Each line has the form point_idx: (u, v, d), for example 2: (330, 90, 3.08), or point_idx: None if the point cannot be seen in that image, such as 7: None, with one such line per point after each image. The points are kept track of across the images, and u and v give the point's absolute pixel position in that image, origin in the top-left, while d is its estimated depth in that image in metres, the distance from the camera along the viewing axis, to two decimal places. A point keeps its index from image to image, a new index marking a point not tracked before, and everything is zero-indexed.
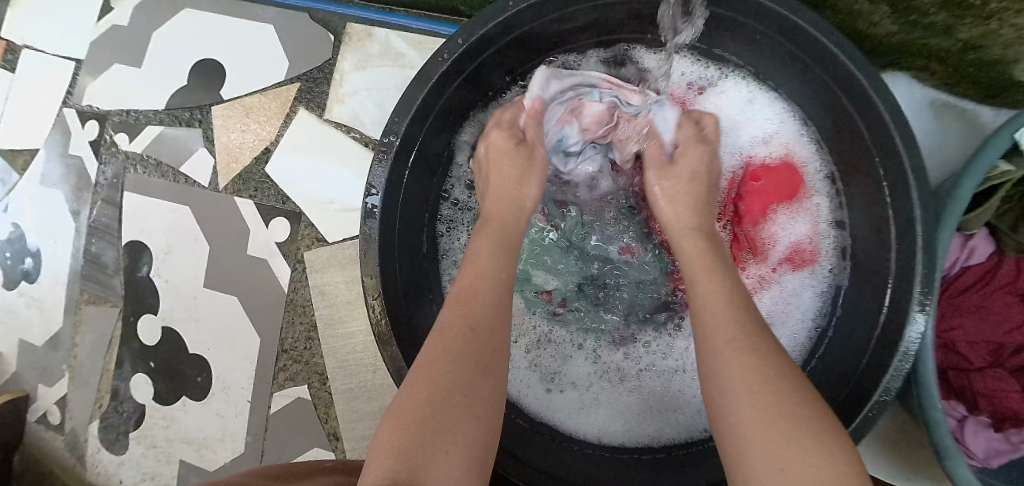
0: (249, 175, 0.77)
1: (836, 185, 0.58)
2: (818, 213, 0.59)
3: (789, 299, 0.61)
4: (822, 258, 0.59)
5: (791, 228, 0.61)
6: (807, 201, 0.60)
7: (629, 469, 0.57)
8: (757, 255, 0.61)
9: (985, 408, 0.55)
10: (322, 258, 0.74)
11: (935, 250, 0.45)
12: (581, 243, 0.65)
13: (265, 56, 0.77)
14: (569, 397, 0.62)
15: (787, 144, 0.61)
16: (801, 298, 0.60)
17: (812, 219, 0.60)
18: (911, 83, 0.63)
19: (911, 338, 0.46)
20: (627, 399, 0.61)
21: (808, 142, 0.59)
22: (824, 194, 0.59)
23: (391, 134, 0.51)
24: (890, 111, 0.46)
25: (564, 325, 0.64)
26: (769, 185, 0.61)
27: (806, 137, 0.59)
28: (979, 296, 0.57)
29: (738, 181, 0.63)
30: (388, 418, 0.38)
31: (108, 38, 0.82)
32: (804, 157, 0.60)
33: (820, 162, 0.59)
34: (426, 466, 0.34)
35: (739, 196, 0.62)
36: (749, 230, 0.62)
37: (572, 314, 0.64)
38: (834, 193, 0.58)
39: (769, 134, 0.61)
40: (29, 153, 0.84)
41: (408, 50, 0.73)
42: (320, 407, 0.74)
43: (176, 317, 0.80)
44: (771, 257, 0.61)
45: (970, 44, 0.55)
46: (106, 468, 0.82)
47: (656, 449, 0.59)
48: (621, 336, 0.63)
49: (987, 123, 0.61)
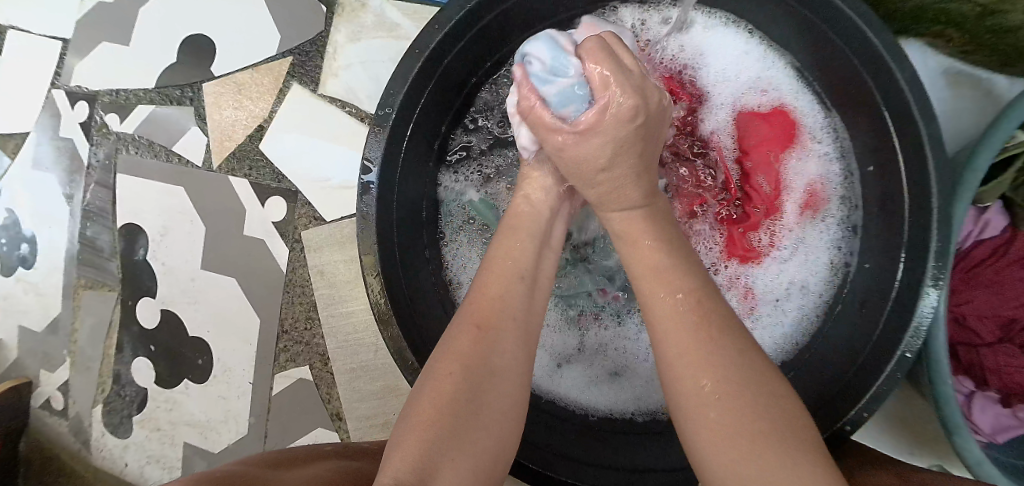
0: (243, 154, 0.75)
1: (837, 133, 0.56)
2: (820, 160, 0.57)
3: (803, 258, 0.58)
4: (830, 208, 0.57)
5: (795, 168, 0.58)
6: (809, 146, 0.58)
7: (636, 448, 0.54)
8: (773, 205, 0.59)
9: (994, 384, 0.54)
10: (319, 239, 0.73)
11: (951, 218, 0.43)
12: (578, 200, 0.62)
13: (255, 30, 0.75)
14: (576, 373, 0.60)
15: (780, 94, 0.58)
16: (813, 254, 0.58)
17: (817, 164, 0.57)
18: (924, 50, 0.60)
19: (923, 312, 0.44)
20: (634, 369, 0.60)
21: (807, 95, 0.57)
22: (823, 140, 0.57)
23: (386, 107, 0.49)
24: (907, 75, 0.44)
25: (558, 293, 0.62)
26: (771, 134, 0.58)
27: (805, 86, 0.57)
28: (992, 271, 0.55)
29: (738, 137, 0.60)
30: (399, 432, 0.37)
31: (94, 16, 0.79)
32: (799, 109, 0.58)
33: (821, 116, 0.57)
34: (442, 470, 0.34)
35: (744, 152, 0.60)
36: (766, 180, 0.59)
37: (564, 285, 0.62)
38: (834, 139, 0.56)
39: (766, 84, 0.59)
40: (21, 136, 0.82)
41: (402, 20, 0.71)
42: (322, 388, 0.74)
43: (175, 300, 0.79)
44: (788, 205, 0.58)
45: (989, 8, 0.53)
46: (112, 452, 0.82)
47: (669, 416, 0.57)
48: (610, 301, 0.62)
49: (1003, 94, 0.59)
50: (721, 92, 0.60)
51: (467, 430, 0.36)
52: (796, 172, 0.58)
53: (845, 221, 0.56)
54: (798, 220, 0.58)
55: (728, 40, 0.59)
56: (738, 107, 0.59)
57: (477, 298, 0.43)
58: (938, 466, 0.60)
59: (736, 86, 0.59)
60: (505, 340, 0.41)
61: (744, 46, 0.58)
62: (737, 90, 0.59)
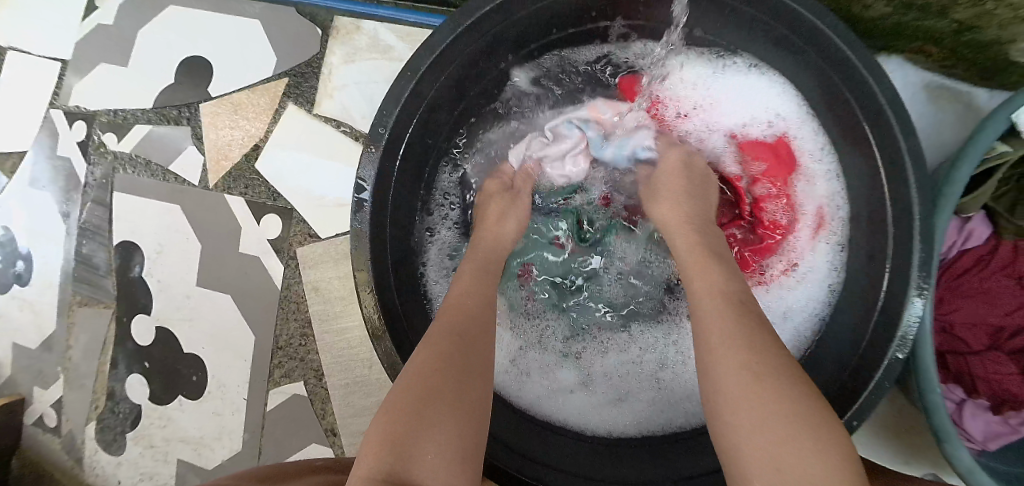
0: (239, 172, 0.76)
1: (832, 162, 0.57)
2: (825, 181, 0.58)
3: (806, 283, 0.59)
4: (828, 228, 0.58)
5: (800, 189, 0.59)
6: (806, 168, 0.59)
7: (640, 462, 0.55)
8: (780, 229, 0.61)
9: (984, 391, 0.56)
10: (314, 255, 0.74)
11: (930, 234, 0.45)
12: (574, 225, 0.65)
13: (251, 52, 0.76)
14: (578, 399, 0.61)
15: (778, 123, 0.60)
16: (816, 275, 0.59)
17: (813, 188, 0.59)
18: (904, 65, 0.63)
19: (909, 323, 0.46)
20: (637, 391, 0.60)
21: (802, 123, 0.58)
22: (820, 166, 0.58)
23: (380, 127, 0.50)
24: (884, 92, 0.46)
25: (556, 324, 0.64)
26: (768, 161, 0.60)
27: (796, 114, 0.59)
28: (978, 280, 0.56)
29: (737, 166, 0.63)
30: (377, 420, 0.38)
31: (94, 38, 0.81)
32: (800, 134, 0.59)
33: (817, 143, 0.58)
34: (413, 455, 0.35)
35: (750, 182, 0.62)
36: (772, 207, 0.61)
37: (561, 306, 0.64)
38: (829, 167, 0.57)
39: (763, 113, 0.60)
40: (19, 155, 0.83)
41: (396, 42, 0.72)
42: (317, 404, 0.74)
43: (170, 316, 0.79)
44: (794, 227, 0.60)
45: (965, 24, 0.55)
46: (104, 469, 0.82)
47: (667, 436, 0.57)
48: (604, 327, 0.64)
49: (982, 105, 0.61)
50: (726, 119, 0.62)
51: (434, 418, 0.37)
52: (802, 197, 0.60)
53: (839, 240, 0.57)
54: (804, 238, 0.59)
55: (729, 80, 0.61)
56: (739, 136, 0.62)
57: (450, 310, 0.46)
58: (932, 475, 0.62)
59: (735, 117, 0.62)
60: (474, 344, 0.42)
61: (745, 79, 0.60)
62: (737, 120, 0.62)
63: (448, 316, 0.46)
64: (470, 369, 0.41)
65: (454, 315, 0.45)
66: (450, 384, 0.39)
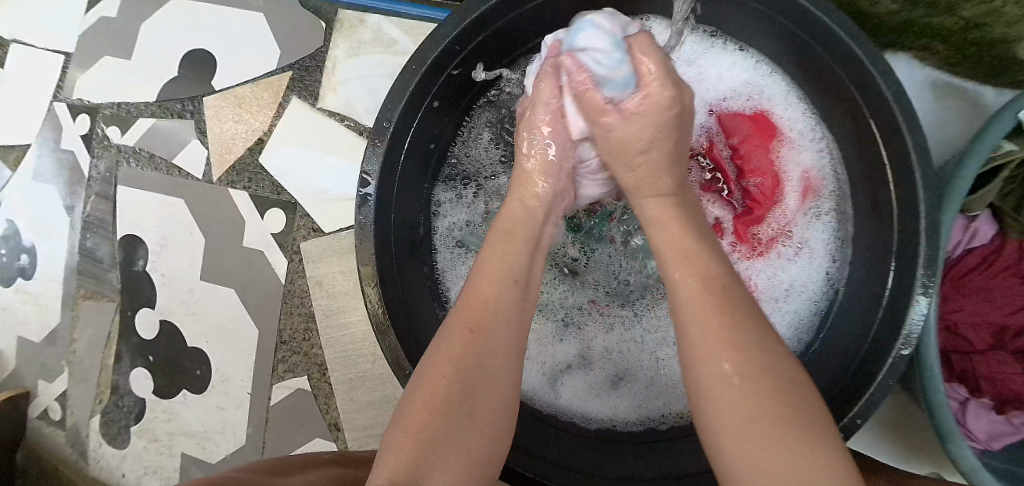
0: (242, 167, 0.76)
1: (823, 139, 0.57)
2: (809, 152, 0.58)
3: (802, 254, 0.59)
4: (823, 197, 0.58)
5: (788, 157, 0.59)
6: (790, 137, 0.59)
7: (642, 451, 0.56)
8: (774, 200, 0.59)
9: (987, 391, 0.55)
10: (317, 250, 0.74)
11: (937, 230, 0.44)
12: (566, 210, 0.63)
13: (254, 45, 0.76)
14: (579, 381, 0.61)
15: (759, 96, 0.60)
16: (812, 246, 0.59)
17: (802, 159, 0.59)
18: (911, 63, 0.62)
19: (914, 321, 0.45)
20: (638, 372, 0.60)
21: (784, 97, 0.59)
22: (808, 139, 0.58)
23: (384, 121, 0.50)
24: (892, 88, 0.45)
25: (555, 303, 0.62)
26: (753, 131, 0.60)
27: (778, 88, 0.59)
28: (983, 279, 0.56)
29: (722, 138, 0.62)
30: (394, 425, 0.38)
31: (97, 31, 0.80)
32: (780, 107, 0.59)
33: (802, 117, 0.58)
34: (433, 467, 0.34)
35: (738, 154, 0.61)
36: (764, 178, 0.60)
37: (556, 295, 0.63)
38: (820, 143, 0.58)
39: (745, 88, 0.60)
40: (23, 148, 0.83)
41: (401, 37, 0.72)
42: (320, 399, 0.74)
43: (174, 310, 0.79)
44: (787, 198, 0.59)
45: (973, 21, 0.54)
46: (108, 462, 0.82)
47: (669, 421, 0.58)
48: (604, 306, 0.62)
49: (989, 104, 0.60)
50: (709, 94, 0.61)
51: (455, 429, 0.36)
52: (787, 163, 0.59)
53: (836, 214, 0.57)
54: (797, 207, 0.59)
55: (716, 57, 0.60)
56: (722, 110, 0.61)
57: (470, 306, 0.42)
58: (934, 474, 0.61)
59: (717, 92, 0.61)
60: (495, 341, 0.41)
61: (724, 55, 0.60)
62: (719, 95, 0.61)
63: (468, 311, 0.42)
64: (490, 371, 0.39)
65: (476, 310, 0.42)
66: (465, 385, 0.38)
